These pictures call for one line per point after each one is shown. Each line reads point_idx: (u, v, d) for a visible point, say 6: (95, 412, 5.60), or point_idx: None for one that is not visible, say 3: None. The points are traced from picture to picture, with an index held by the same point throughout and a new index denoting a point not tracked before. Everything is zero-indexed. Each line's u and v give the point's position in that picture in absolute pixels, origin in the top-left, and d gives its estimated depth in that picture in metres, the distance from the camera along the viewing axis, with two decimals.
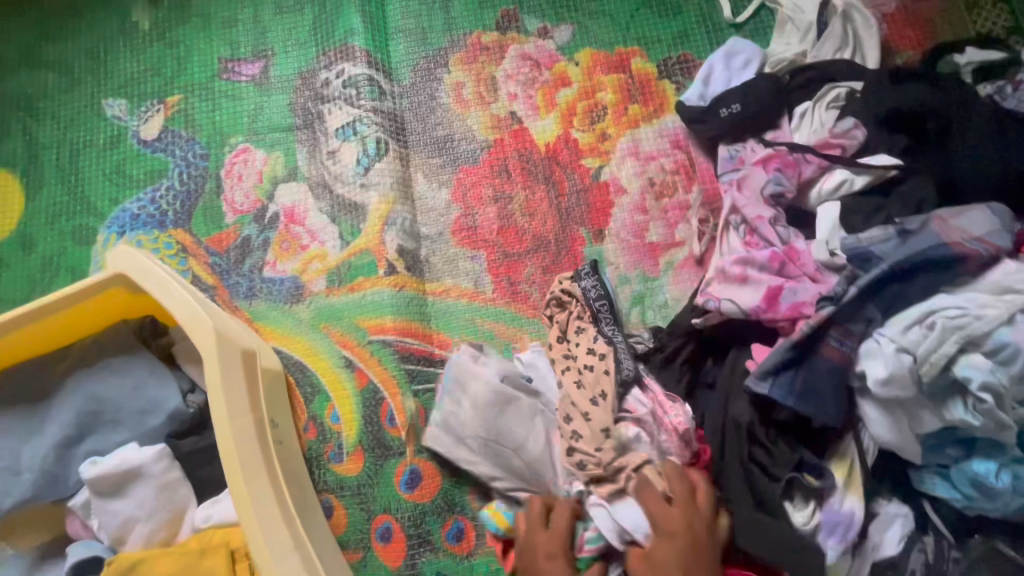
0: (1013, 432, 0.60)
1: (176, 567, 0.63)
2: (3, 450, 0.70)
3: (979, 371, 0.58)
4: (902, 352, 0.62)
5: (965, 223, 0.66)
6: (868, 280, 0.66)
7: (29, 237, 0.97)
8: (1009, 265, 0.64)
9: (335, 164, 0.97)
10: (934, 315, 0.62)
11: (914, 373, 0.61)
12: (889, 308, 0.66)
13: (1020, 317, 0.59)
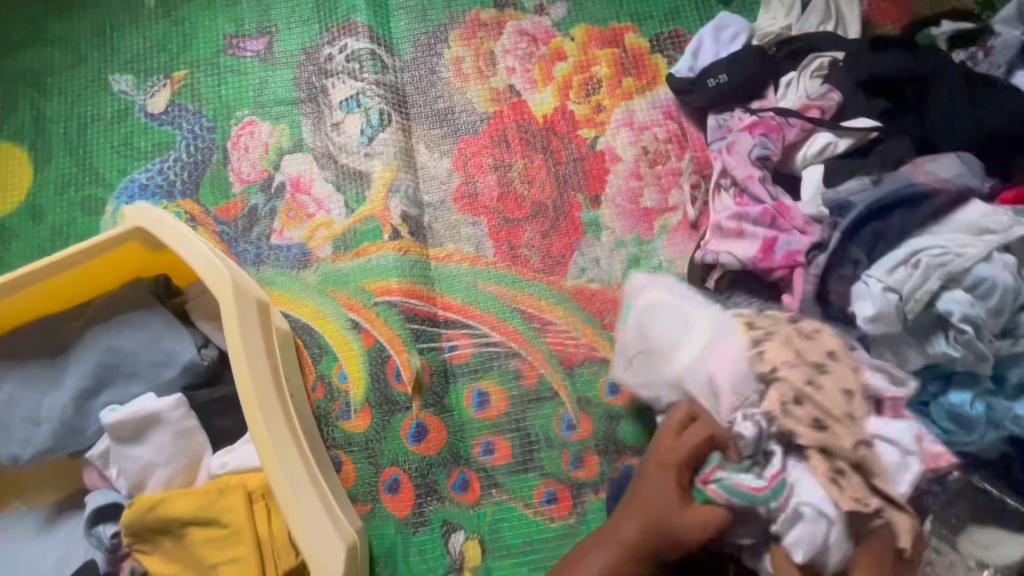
0: (991, 364, 0.64)
1: (195, 506, 0.66)
2: (23, 401, 0.72)
3: (960, 304, 0.63)
4: (890, 291, 0.66)
5: (934, 167, 0.72)
6: (848, 223, 0.71)
7: (39, 208, 0.99)
8: (982, 207, 0.68)
9: (339, 135, 1.00)
10: (918, 255, 0.67)
11: (900, 311, 0.66)
12: (872, 251, 0.70)
13: (996, 255, 0.64)
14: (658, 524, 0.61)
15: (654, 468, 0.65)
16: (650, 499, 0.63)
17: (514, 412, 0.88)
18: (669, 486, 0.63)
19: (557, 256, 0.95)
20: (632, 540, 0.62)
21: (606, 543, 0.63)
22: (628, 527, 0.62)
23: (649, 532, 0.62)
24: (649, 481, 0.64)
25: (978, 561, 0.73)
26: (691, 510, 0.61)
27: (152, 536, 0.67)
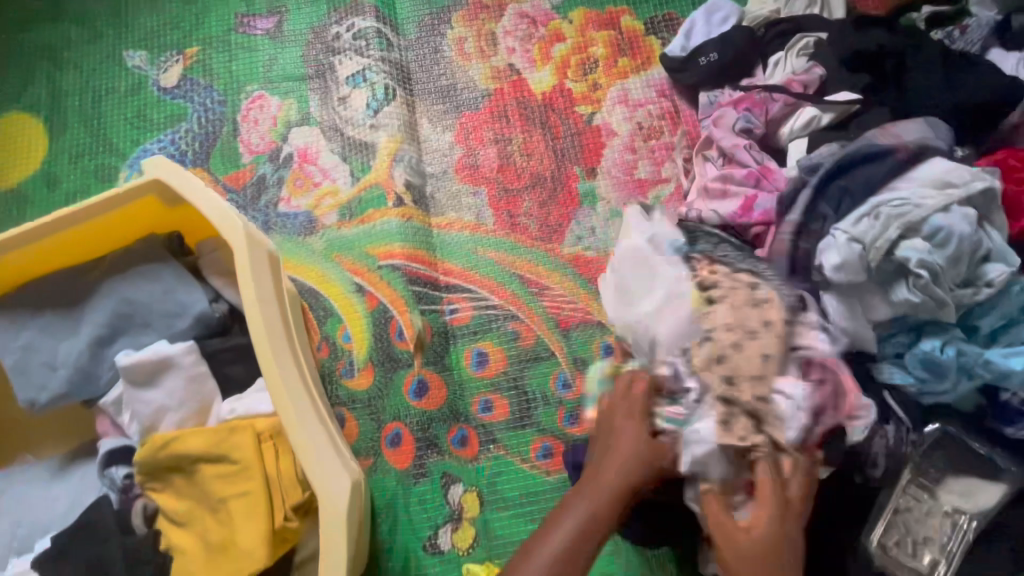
0: (950, 310, 0.67)
1: (206, 443, 0.69)
2: (40, 348, 0.75)
3: (917, 251, 0.66)
4: (854, 242, 0.69)
5: (898, 130, 0.77)
6: (818, 178, 0.76)
7: (54, 176, 1.02)
8: (944, 163, 0.71)
9: (345, 109, 1.04)
10: (880, 207, 0.70)
11: (863, 260, 0.69)
12: (838, 207, 0.73)
13: (954, 208, 0.67)
14: (637, 463, 0.62)
15: (619, 413, 0.66)
16: (625, 441, 0.63)
17: (512, 371, 0.92)
18: (638, 426, 0.64)
19: (555, 224, 0.99)
20: (615, 484, 0.60)
21: (589, 490, 0.60)
22: (608, 471, 0.61)
23: (633, 472, 0.61)
24: (623, 424, 0.65)
25: (952, 507, 0.77)
26: (657, 444, 0.63)
27: (164, 474, 0.70)
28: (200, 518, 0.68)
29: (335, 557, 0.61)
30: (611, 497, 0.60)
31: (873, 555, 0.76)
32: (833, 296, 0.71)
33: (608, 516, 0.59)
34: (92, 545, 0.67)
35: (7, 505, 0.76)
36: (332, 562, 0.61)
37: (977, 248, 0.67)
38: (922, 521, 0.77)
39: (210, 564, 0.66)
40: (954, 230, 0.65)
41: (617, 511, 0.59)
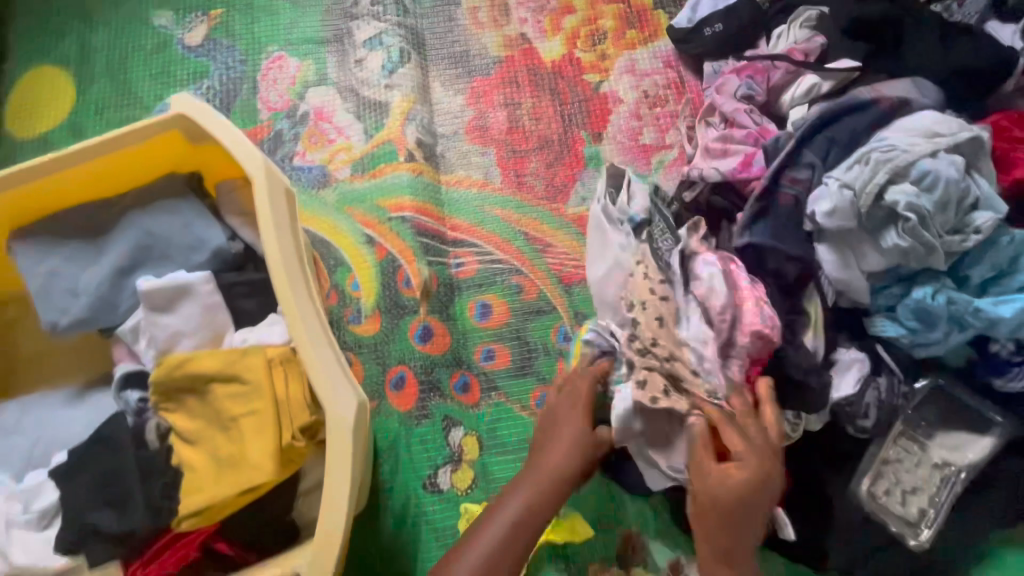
0: (939, 256, 0.71)
1: (221, 363, 0.72)
2: (63, 274, 0.78)
3: (905, 195, 0.69)
4: (845, 188, 0.73)
5: (887, 88, 0.80)
6: (803, 130, 0.80)
7: (79, 125, 1.07)
8: (933, 114, 0.74)
9: (361, 71, 1.07)
10: (870, 154, 0.73)
11: (855, 206, 0.72)
12: (827, 156, 0.78)
13: (942, 155, 0.71)
14: (578, 452, 0.74)
15: (565, 409, 0.77)
16: (568, 435, 0.74)
17: (515, 322, 0.94)
18: (581, 419, 0.75)
19: (560, 185, 1.02)
20: (558, 473, 0.72)
21: (529, 482, 0.72)
22: (551, 461, 0.73)
23: (574, 460, 0.73)
24: (567, 422, 0.75)
25: (941, 459, 0.79)
26: (596, 435, 0.75)
27: (177, 395, 0.73)
28: (211, 437, 0.71)
29: (341, 467, 0.62)
30: (549, 486, 0.71)
31: (862, 501, 0.78)
32: (825, 247, 0.77)
33: (553, 497, 0.71)
34: (108, 457, 0.70)
35: (25, 425, 0.80)
36: (339, 471, 0.62)
37: (965, 195, 0.71)
38: (911, 472, 0.79)
39: (220, 478, 0.68)
40: (940, 174, 0.68)
41: (559, 494, 0.72)
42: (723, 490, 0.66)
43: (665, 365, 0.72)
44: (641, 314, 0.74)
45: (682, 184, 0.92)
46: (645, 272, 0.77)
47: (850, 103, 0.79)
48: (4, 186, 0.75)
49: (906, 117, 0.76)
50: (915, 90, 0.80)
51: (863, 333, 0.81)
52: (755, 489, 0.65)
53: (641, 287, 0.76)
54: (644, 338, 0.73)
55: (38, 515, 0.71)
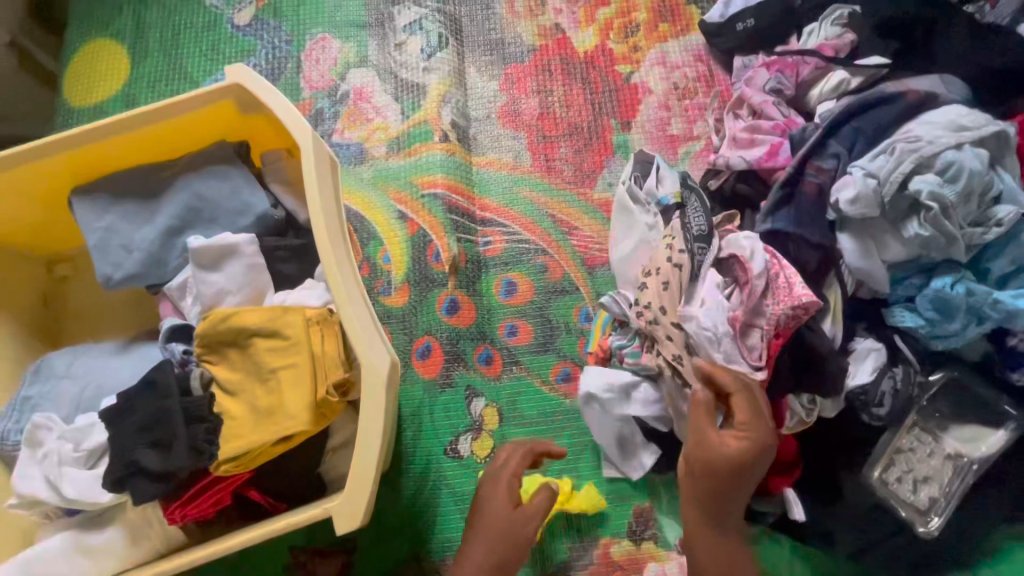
0: (960, 247, 0.72)
1: (264, 318, 0.76)
2: (119, 231, 0.84)
3: (928, 184, 0.71)
4: (870, 177, 0.74)
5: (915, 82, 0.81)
6: (829, 122, 0.82)
7: (132, 96, 1.13)
8: (962, 109, 0.74)
9: (400, 54, 1.11)
10: (895, 144, 0.75)
11: (878, 194, 0.74)
12: (852, 148, 0.80)
13: (968, 147, 0.72)
14: (501, 539, 0.71)
15: (491, 485, 0.75)
16: (491, 517, 0.72)
17: (538, 300, 0.97)
18: (501, 501, 0.73)
19: (589, 170, 1.05)
20: (481, 565, 0.70)
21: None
22: (475, 546, 0.71)
23: (497, 546, 0.71)
24: (488, 500, 0.74)
25: (954, 450, 0.80)
26: (522, 514, 0.73)
27: (220, 347, 0.77)
28: (250, 388, 0.75)
29: (373, 416, 0.66)
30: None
31: (873, 486, 0.79)
32: (847, 236, 0.78)
33: None
34: (153, 401, 0.73)
35: (75, 371, 0.84)
36: (371, 422, 0.65)
37: (988, 188, 0.72)
38: (924, 461, 0.80)
39: (257, 425, 0.72)
40: (964, 164, 0.70)
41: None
42: (725, 461, 0.68)
43: (646, 329, 0.82)
44: (653, 280, 0.81)
45: (708, 172, 0.95)
46: (664, 249, 0.82)
47: (877, 94, 0.81)
48: (69, 145, 0.81)
49: (933, 109, 0.77)
50: (941, 86, 0.81)
51: (880, 323, 0.83)
52: (752, 460, 0.68)
53: (660, 256, 0.82)
54: (648, 305, 0.81)
55: (87, 453, 0.75)
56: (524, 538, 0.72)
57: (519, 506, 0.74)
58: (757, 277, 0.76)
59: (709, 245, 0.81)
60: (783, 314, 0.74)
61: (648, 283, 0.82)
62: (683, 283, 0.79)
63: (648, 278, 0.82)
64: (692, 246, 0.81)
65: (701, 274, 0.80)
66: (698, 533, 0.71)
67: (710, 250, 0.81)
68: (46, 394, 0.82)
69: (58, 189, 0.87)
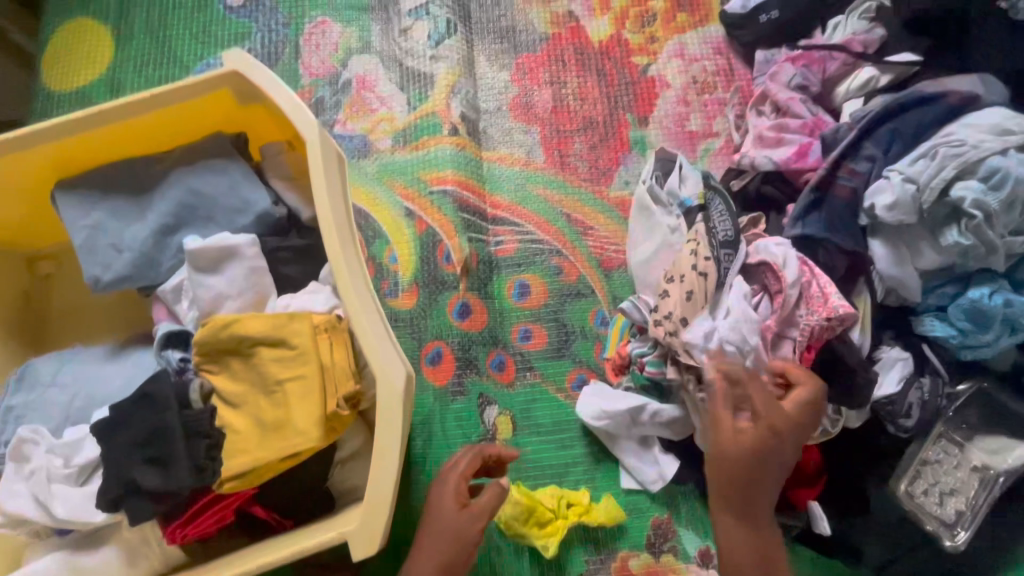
0: (1000, 256, 0.70)
1: (268, 325, 0.71)
2: (107, 229, 0.78)
3: (971, 191, 0.69)
4: (908, 182, 0.72)
5: (953, 83, 0.78)
6: (866, 122, 0.78)
7: (116, 81, 1.05)
8: (1006, 112, 0.72)
9: (406, 41, 1.05)
10: (938, 148, 0.72)
11: (917, 200, 0.71)
12: (888, 150, 0.77)
13: (1013, 152, 0.69)
14: (447, 544, 0.67)
15: (438, 489, 0.71)
16: (437, 523, 0.68)
17: (553, 304, 0.94)
18: (446, 505, 0.69)
19: (604, 167, 1.00)
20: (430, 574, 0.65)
21: None
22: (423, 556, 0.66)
23: (444, 549, 0.66)
24: (435, 506, 0.70)
25: (981, 462, 0.78)
26: (468, 514, 0.68)
27: (220, 357, 0.72)
28: (253, 401, 0.70)
29: (392, 435, 0.61)
30: None
31: (900, 499, 0.76)
32: (879, 243, 0.76)
33: None
34: (150, 415, 0.69)
35: (61, 379, 0.79)
36: (388, 444, 0.61)
37: None
38: (950, 473, 0.79)
39: (262, 441, 0.67)
40: (1011, 172, 0.67)
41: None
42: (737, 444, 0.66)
43: (667, 338, 0.76)
44: (676, 287, 0.78)
45: (729, 172, 0.92)
46: (688, 254, 0.79)
47: (915, 96, 0.77)
48: (50, 137, 0.75)
49: (976, 112, 0.74)
50: (982, 86, 0.78)
51: (908, 332, 0.81)
52: (768, 443, 0.66)
53: (684, 262, 0.78)
54: (670, 314, 0.77)
55: (78, 470, 0.70)
56: (471, 540, 0.68)
57: (466, 507, 0.69)
58: (791, 287, 0.74)
59: (735, 251, 0.79)
60: (817, 325, 0.73)
61: (669, 291, 0.78)
62: (709, 292, 0.76)
63: (669, 286, 0.79)
64: (718, 252, 0.78)
65: (727, 282, 0.78)
66: (723, 521, 0.66)
67: (739, 256, 0.79)
68: (31, 403, 0.77)
69: (38, 183, 0.81)
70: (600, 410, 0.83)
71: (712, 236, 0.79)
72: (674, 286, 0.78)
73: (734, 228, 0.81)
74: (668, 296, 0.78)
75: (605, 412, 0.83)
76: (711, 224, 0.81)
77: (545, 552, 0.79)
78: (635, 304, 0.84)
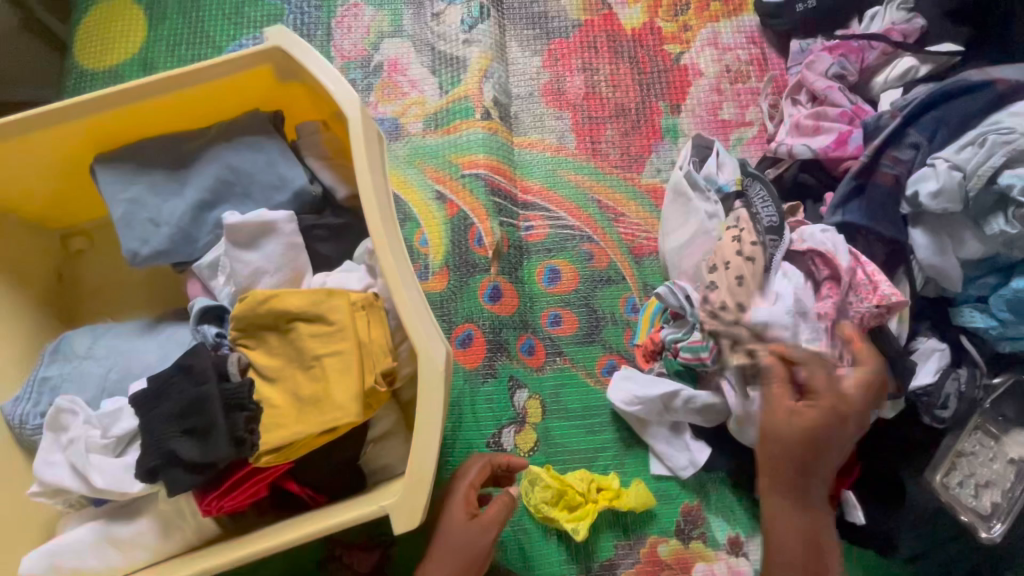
0: None
1: (307, 301, 0.70)
2: (146, 203, 0.78)
3: (1020, 178, 0.68)
4: (954, 170, 0.72)
5: (998, 72, 0.78)
6: (912, 108, 0.78)
7: (149, 60, 1.05)
8: None
9: (439, 25, 1.05)
10: (987, 135, 0.72)
11: (962, 188, 0.72)
12: (932, 137, 0.77)
13: None
14: (458, 556, 0.65)
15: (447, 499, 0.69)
16: (447, 538, 0.66)
17: (583, 289, 0.93)
18: (455, 514, 0.67)
19: (636, 155, 1.00)
20: None
21: None
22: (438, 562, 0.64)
23: (455, 562, 0.64)
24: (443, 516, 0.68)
25: (1018, 455, 0.78)
26: (478, 524, 0.67)
27: (258, 332, 0.72)
28: (291, 375, 0.70)
29: (433, 411, 0.61)
30: None
31: (934, 488, 0.77)
32: (920, 232, 0.76)
33: None
34: (187, 387, 0.68)
35: (97, 353, 0.79)
36: (429, 418, 0.61)
37: None
38: (986, 465, 0.78)
39: (301, 416, 0.67)
40: None
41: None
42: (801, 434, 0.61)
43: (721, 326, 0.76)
44: (723, 275, 0.78)
45: (763, 161, 0.91)
46: (733, 241, 0.79)
47: (960, 85, 0.77)
48: (93, 109, 0.75)
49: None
50: None
51: (946, 323, 0.80)
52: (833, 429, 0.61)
53: (728, 249, 0.79)
54: (721, 301, 0.77)
55: (116, 440, 0.70)
56: (482, 549, 0.66)
57: (476, 518, 0.68)
58: (844, 275, 0.74)
59: (780, 237, 0.80)
60: (867, 313, 0.73)
61: (717, 280, 0.78)
62: (758, 276, 0.77)
63: (716, 275, 0.78)
64: (764, 238, 0.79)
65: (774, 268, 0.79)
66: (780, 518, 0.61)
67: (783, 243, 0.80)
68: (66, 375, 0.77)
69: (76, 157, 0.81)
70: (632, 396, 0.83)
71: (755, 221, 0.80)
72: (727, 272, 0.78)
73: (778, 211, 0.82)
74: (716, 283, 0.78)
75: (637, 397, 0.83)
76: (754, 212, 0.82)
77: (575, 536, 0.79)
78: (671, 287, 0.83)
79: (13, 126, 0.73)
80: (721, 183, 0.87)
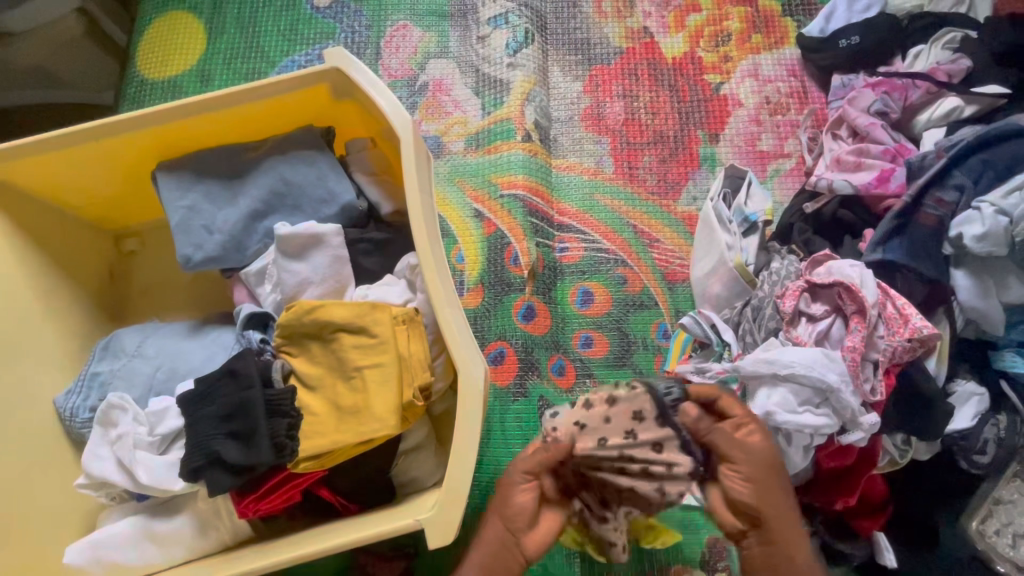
0: None
1: (351, 313, 0.72)
2: (203, 211, 0.81)
3: None
4: (1000, 215, 0.73)
5: None
6: (956, 151, 0.80)
7: (206, 72, 1.10)
8: None
9: (484, 47, 1.08)
10: None
11: (1008, 232, 0.73)
12: (978, 179, 0.78)
13: None
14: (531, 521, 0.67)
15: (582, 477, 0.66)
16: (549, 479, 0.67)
17: (615, 313, 0.94)
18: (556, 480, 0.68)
19: (672, 182, 1.01)
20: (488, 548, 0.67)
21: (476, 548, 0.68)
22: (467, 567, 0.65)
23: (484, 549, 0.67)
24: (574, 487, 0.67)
25: None
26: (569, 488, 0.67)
27: (302, 340, 0.75)
28: (333, 384, 0.72)
29: (472, 430, 0.63)
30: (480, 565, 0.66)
31: (971, 537, 0.80)
32: (962, 273, 0.77)
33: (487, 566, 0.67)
34: (234, 391, 0.71)
35: (145, 351, 0.82)
36: (468, 434, 0.63)
37: None
38: None
39: (340, 425, 0.69)
40: None
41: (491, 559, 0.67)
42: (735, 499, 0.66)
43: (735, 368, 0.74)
44: (750, 322, 0.80)
45: (801, 195, 0.92)
46: (761, 296, 0.81)
47: (1009, 127, 0.79)
48: (155, 122, 0.78)
49: None
50: None
51: (985, 366, 0.81)
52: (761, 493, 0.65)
53: (757, 301, 0.81)
54: (752, 339, 0.80)
55: (161, 438, 0.72)
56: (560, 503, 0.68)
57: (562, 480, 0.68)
58: (871, 307, 0.73)
59: (805, 296, 0.78)
60: (899, 346, 0.72)
61: (749, 325, 0.80)
62: (776, 323, 0.78)
63: (754, 325, 0.80)
64: (787, 292, 0.78)
65: (794, 321, 0.78)
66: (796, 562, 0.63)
67: (799, 296, 0.77)
68: (116, 371, 0.81)
69: (135, 163, 0.85)
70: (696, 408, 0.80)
71: (791, 309, 0.77)
72: (759, 317, 0.80)
73: (808, 262, 0.81)
74: (749, 325, 0.80)
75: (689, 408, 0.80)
76: (779, 267, 0.83)
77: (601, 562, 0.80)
78: (692, 318, 0.82)
79: (82, 134, 0.77)
80: (743, 216, 0.88)
